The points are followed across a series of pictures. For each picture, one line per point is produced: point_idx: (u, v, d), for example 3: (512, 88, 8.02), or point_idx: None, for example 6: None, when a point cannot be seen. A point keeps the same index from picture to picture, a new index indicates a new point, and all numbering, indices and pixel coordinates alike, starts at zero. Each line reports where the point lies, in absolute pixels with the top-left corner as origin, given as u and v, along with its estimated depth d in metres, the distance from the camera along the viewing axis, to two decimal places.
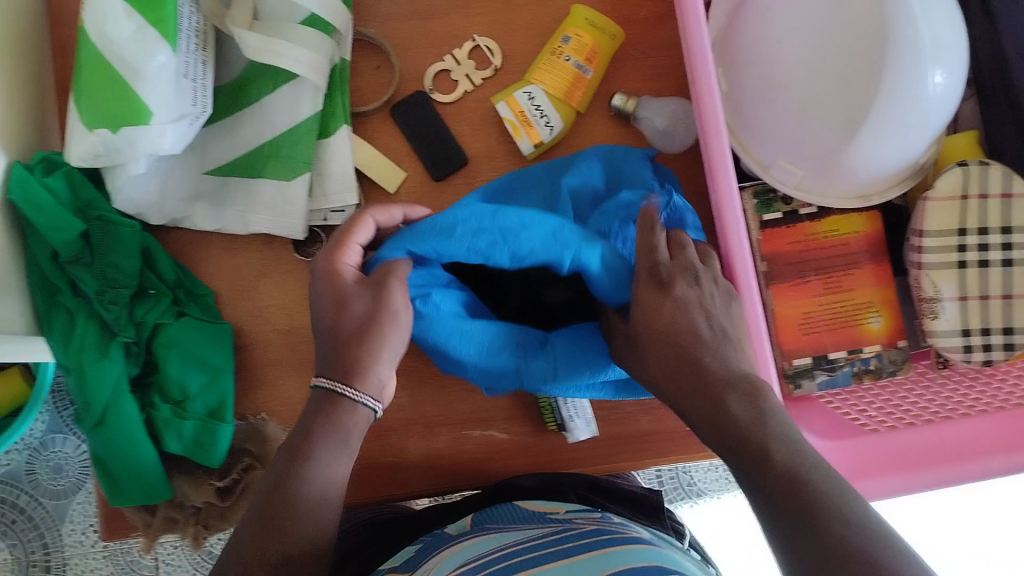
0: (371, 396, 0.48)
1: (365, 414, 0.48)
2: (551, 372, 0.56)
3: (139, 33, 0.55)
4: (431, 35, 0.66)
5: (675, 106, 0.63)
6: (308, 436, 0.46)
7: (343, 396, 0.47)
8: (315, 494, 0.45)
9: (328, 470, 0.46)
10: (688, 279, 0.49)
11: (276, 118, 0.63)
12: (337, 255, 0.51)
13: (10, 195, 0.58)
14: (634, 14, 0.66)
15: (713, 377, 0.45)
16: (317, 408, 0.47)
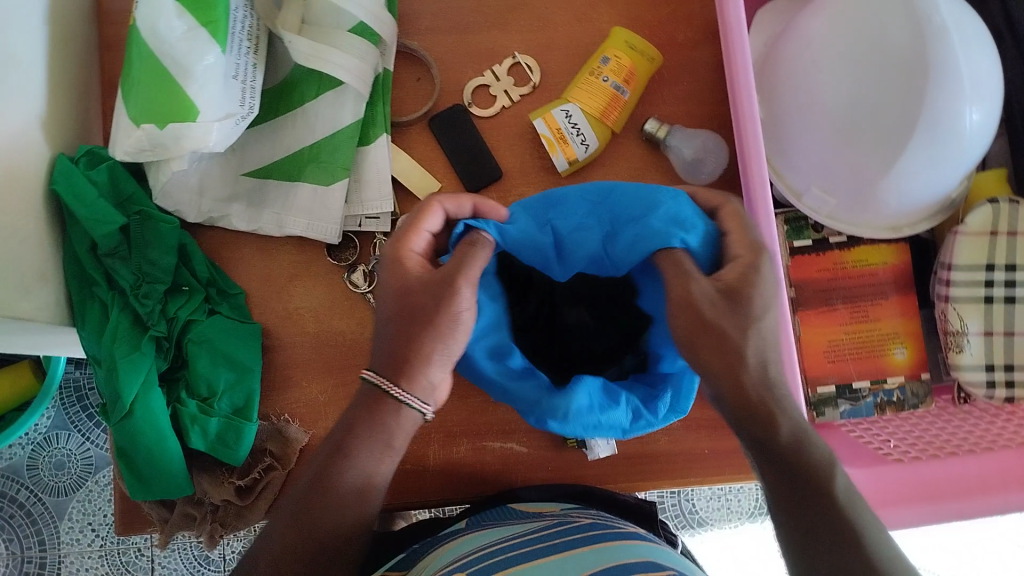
0: (419, 397, 0.49)
1: (410, 415, 0.49)
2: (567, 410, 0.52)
3: (189, 33, 0.57)
4: (472, 50, 0.68)
5: (706, 139, 0.65)
6: (349, 433, 0.48)
7: (388, 394, 0.48)
8: (353, 488, 0.47)
9: (372, 466, 0.48)
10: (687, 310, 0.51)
11: (317, 124, 0.64)
12: (405, 243, 0.50)
13: (54, 185, 0.58)
14: (672, 40, 0.67)
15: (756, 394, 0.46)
16: (365, 405, 0.48)
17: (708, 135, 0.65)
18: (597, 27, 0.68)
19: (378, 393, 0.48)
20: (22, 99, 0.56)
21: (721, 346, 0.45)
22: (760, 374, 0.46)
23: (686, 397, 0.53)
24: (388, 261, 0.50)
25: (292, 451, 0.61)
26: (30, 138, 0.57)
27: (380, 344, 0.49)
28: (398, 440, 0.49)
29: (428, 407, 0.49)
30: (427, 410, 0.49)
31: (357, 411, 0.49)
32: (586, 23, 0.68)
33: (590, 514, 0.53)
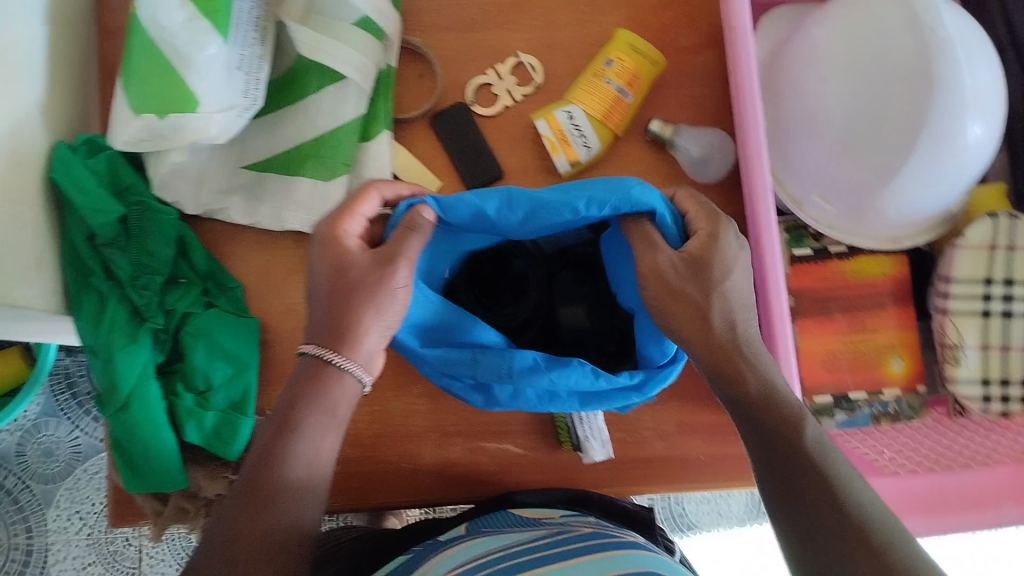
0: (360, 365, 0.49)
1: (352, 384, 0.49)
2: (506, 371, 0.53)
3: (191, 23, 0.56)
4: (475, 48, 0.67)
5: (713, 137, 0.65)
6: (295, 405, 0.48)
7: (331, 362, 0.48)
8: (302, 467, 0.46)
9: (315, 440, 0.47)
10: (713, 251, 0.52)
11: (318, 119, 0.64)
12: (341, 222, 0.50)
13: (52, 173, 0.58)
14: (676, 43, 0.67)
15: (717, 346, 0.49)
16: (304, 376, 0.48)
17: (714, 133, 0.65)
18: (601, 29, 0.67)
19: (316, 361, 0.48)
20: (20, 86, 0.56)
21: (688, 308, 0.48)
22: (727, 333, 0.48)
23: (653, 382, 0.53)
24: (323, 239, 0.50)
25: None
26: (27, 126, 0.56)
27: (317, 318, 0.50)
28: (343, 414, 0.49)
29: (367, 376, 0.50)
30: (361, 378, 0.49)
31: (297, 382, 0.49)
32: (591, 24, 0.68)
33: (592, 524, 0.53)
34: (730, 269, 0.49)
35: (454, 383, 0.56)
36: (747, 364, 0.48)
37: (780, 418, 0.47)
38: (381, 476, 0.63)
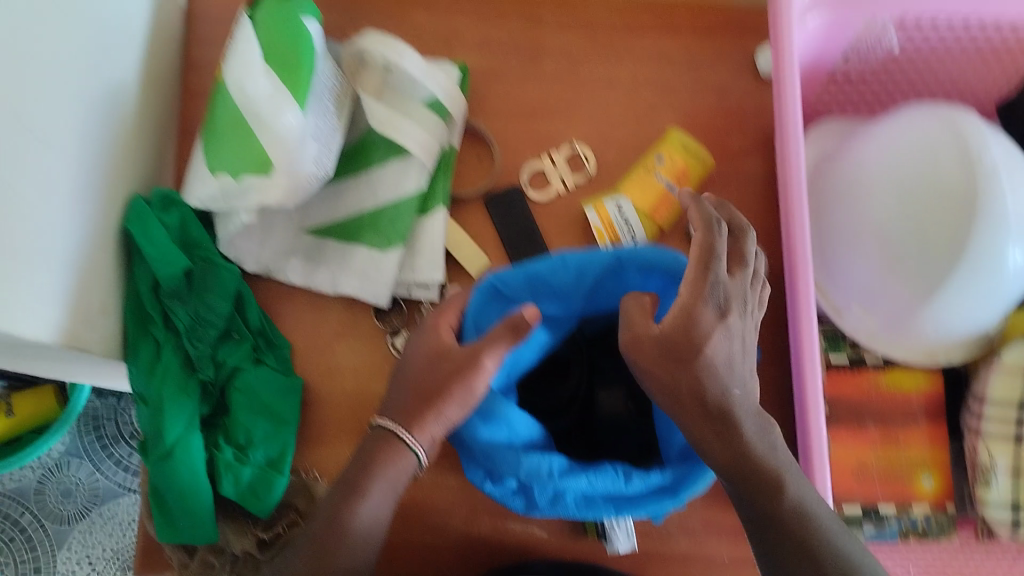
0: (423, 445, 0.54)
1: (411, 462, 0.54)
2: (549, 472, 0.52)
3: (274, 94, 0.60)
4: (533, 137, 0.71)
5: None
6: (364, 473, 0.53)
7: (399, 438, 0.53)
8: (362, 531, 0.52)
9: (376, 507, 0.53)
10: (742, 305, 0.50)
11: (379, 190, 0.67)
12: (441, 314, 0.57)
13: (126, 224, 0.61)
14: (725, 146, 0.70)
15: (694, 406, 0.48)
16: (374, 445, 0.54)
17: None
18: (655, 127, 0.71)
19: (389, 435, 0.54)
20: (109, 139, 0.59)
21: (665, 373, 0.48)
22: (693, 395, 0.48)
23: (678, 484, 0.53)
24: (427, 329, 0.56)
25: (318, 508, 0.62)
26: (110, 177, 0.59)
27: (396, 396, 0.56)
28: (403, 485, 0.54)
29: (425, 457, 0.54)
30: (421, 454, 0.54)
31: (368, 449, 0.54)
32: (645, 122, 0.71)
33: None
34: (704, 343, 0.48)
35: (497, 488, 0.55)
36: (729, 425, 0.49)
37: (764, 485, 0.49)
38: (404, 550, 0.63)
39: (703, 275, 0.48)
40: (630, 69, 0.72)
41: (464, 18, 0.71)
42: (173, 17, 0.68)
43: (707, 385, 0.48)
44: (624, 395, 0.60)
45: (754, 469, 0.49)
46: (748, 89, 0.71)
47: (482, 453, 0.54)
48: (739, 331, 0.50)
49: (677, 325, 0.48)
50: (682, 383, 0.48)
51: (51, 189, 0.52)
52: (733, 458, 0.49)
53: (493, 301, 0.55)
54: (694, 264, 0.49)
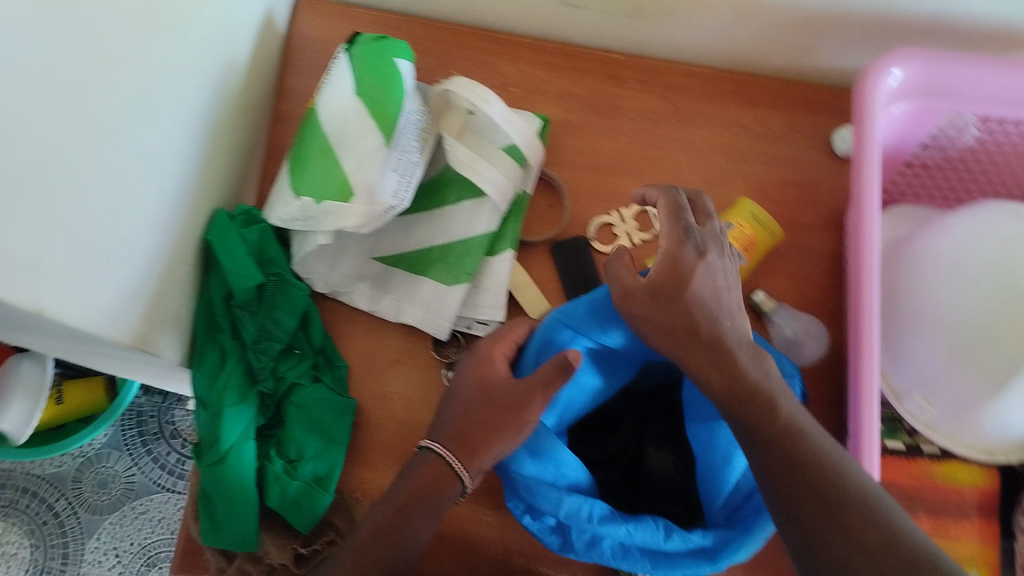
0: (470, 475, 0.54)
1: (457, 490, 0.54)
2: (589, 514, 0.53)
3: (362, 124, 0.61)
4: (604, 190, 0.72)
5: (808, 326, 0.67)
6: (413, 493, 0.53)
7: (450, 465, 0.54)
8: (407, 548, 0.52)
9: (419, 528, 0.53)
10: (719, 248, 0.55)
11: (451, 227, 0.69)
12: (498, 343, 0.58)
13: (208, 234, 0.63)
14: (794, 220, 0.72)
15: (687, 335, 0.52)
16: (423, 469, 0.54)
17: (812, 322, 0.68)
18: (725, 193, 0.72)
19: (437, 459, 0.55)
20: (204, 154, 0.61)
21: (659, 310, 0.53)
22: (681, 321, 0.52)
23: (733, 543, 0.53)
24: (480, 356, 0.58)
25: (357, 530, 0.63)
26: (201, 190, 0.62)
27: (447, 423, 0.56)
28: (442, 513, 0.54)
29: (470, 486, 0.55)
30: (467, 482, 0.54)
31: (416, 473, 0.54)
32: (717, 187, 0.72)
33: None
34: (689, 279, 0.52)
35: (535, 524, 0.55)
36: (720, 353, 0.51)
37: (758, 406, 0.49)
38: None
39: (683, 217, 0.55)
40: (706, 133, 0.73)
41: (548, 69, 0.73)
42: (274, 44, 0.71)
43: (700, 318, 0.52)
44: (674, 456, 0.61)
45: (748, 392, 0.50)
46: (822, 166, 0.72)
47: (525, 489, 0.54)
48: (722, 270, 0.54)
49: (664, 270, 0.53)
50: (676, 316, 0.52)
51: (151, 198, 0.54)
52: (729, 382, 0.50)
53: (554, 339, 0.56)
54: (677, 210, 0.55)
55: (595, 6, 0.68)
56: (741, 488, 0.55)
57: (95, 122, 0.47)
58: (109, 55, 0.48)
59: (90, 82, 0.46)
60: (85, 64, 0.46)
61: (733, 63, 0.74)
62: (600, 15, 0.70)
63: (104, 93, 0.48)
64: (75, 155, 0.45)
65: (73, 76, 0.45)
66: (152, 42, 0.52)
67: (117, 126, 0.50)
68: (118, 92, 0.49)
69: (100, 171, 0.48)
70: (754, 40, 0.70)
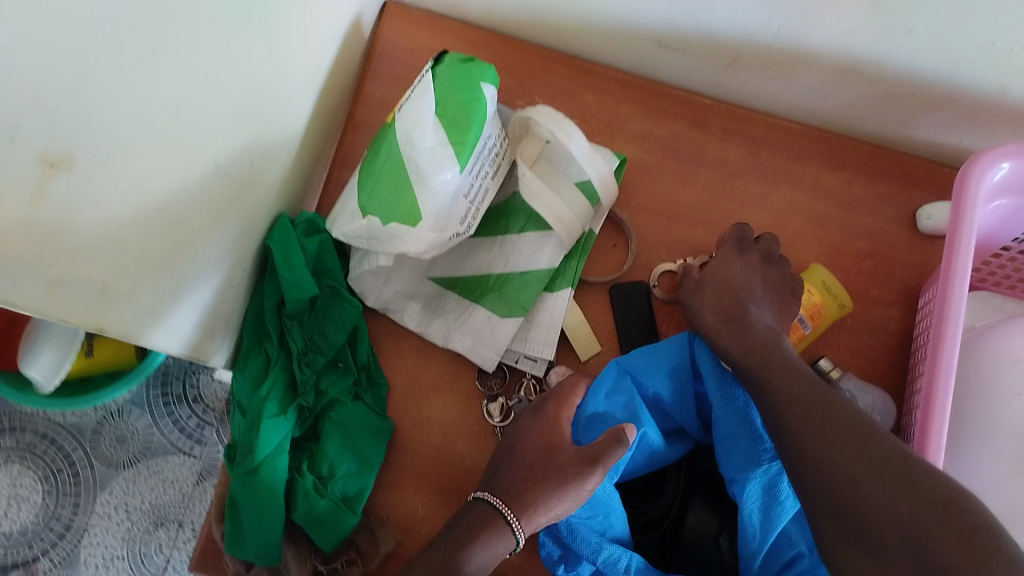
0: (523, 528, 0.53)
1: (508, 541, 0.52)
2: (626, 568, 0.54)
3: (439, 147, 0.60)
4: (673, 236, 0.70)
5: (877, 398, 0.64)
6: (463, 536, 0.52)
7: (501, 513, 0.53)
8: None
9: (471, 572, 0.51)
10: (765, 257, 0.63)
11: (512, 256, 0.67)
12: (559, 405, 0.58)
13: (268, 240, 0.61)
14: (864, 292, 0.69)
15: (718, 309, 0.60)
16: (473, 517, 0.53)
17: (879, 394, 0.64)
18: (797, 257, 0.69)
19: (494, 514, 0.53)
20: (279, 160, 0.60)
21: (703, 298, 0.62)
22: (714, 302, 0.61)
23: None
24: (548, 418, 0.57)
25: (377, 553, 0.62)
26: (271, 194, 0.61)
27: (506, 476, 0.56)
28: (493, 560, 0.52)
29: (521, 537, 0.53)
30: (519, 536, 0.53)
31: (470, 524, 0.53)
32: (789, 249, 0.70)
33: None
34: (722, 271, 0.62)
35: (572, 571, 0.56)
36: (742, 319, 0.58)
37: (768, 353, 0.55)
38: None
39: (733, 231, 0.65)
40: (785, 191, 0.70)
41: (630, 105, 0.72)
42: (355, 44, 0.69)
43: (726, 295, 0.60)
44: (717, 523, 0.57)
45: (758, 350, 0.55)
46: (901, 241, 0.70)
47: (568, 530, 0.55)
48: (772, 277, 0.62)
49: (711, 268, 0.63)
50: (704, 295, 0.62)
51: (223, 215, 0.53)
52: (739, 339, 0.57)
53: (601, 395, 0.57)
54: (734, 228, 0.65)
55: (693, 50, 0.66)
56: (782, 553, 0.55)
57: (194, 143, 0.46)
58: (218, 73, 0.46)
59: (194, 103, 0.44)
60: (197, 87, 0.44)
61: (824, 122, 0.71)
62: (695, 59, 0.67)
63: (206, 113, 0.46)
64: (169, 177, 0.44)
65: (181, 99, 0.43)
66: (253, 54, 0.50)
67: (212, 145, 0.48)
68: (221, 110, 0.48)
69: (190, 192, 0.47)
70: (851, 105, 0.67)
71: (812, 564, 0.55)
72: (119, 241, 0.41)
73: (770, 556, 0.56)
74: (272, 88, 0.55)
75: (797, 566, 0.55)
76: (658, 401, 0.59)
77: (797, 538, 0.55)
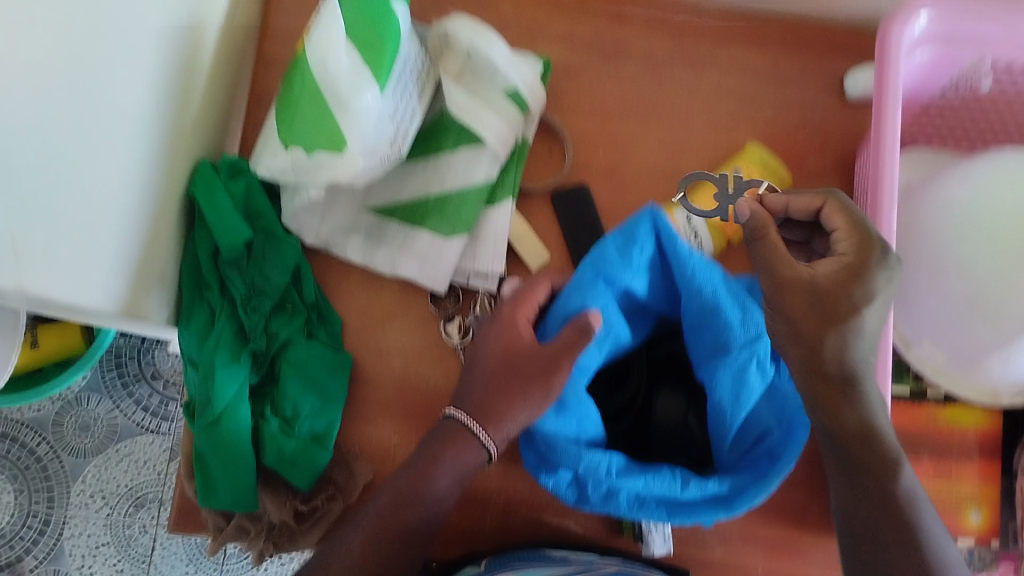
0: (494, 441, 0.55)
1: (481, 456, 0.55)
2: (607, 467, 0.53)
3: (355, 71, 0.57)
4: (607, 133, 0.69)
5: None
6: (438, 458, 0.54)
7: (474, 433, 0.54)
8: (433, 499, 0.54)
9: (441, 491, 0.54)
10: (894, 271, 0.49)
11: (448, 175, 0.65)
12: (519, 308, 0.57)
13: (192, 188, 0.60)
14: (801, 165, 0.69)
15: (834, 367, 0.49)
16: (445, 437, 0.55)
17: None
18: (730, 139, 0.69)
19: (461, 429, 0.55)
20: (189, 101, 0.58)
21: (812, 325, 0.48)
22: (836, 353, 0.48)
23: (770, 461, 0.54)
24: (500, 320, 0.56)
25: (357, 487, 0.61)
26: (186, 138, 0.59)
27: (471, 388, 0.56)
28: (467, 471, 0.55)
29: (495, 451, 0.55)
30: (490, 448, 0.55)
31: (438, 439, 0.55)
32: (723, 132, 0.69)
33: (616, 565, 0.59)
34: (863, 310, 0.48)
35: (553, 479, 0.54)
36: (851, 399, 0.50)
37: (874, 452, 0.50)
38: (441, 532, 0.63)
39: (853, 221, 0.51)
40: (713, 76, 0.70)
41: (548, 7, 0.70)
42: None
43: (847, 348, 0.48)
44: (683, 403, 0.59)
45: (868, 435, 0.50)
46: (832, 110, 0.70)
47: (547, 445, 0.55)
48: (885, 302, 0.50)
49: (838, 281, 0.49)
50: (824, 338, 0.48)
51: (134, 161, 0.51)
52: (858, 417, 0.50)
53: (573, 303, 0.54)
54: (839, 210, 0.52)
55: None
56: (751, 431, 0.55)
57: (76, 84, 0.44)
58: (93, 9, 0.45)
59: (70, 42, 0.43)
60: (66, 17, 0.42)
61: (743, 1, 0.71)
62: None
63: (90, 46, 0.45)
64: (53, 117, 0.42)
65: (52, 36, 0.41)
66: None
67: (98, 84, 0.46)
68: (104, 46, 0.46)
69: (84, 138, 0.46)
70: None
71: (781, 435, 0.55)
72: (5, 182, 0.39)
73: (742, 432, 0.56)
74: (167, 21, 0.53)
75: (767, 441, 0.55)
76: (626, 294, 0.57)
77: (764, 416, 0.56)
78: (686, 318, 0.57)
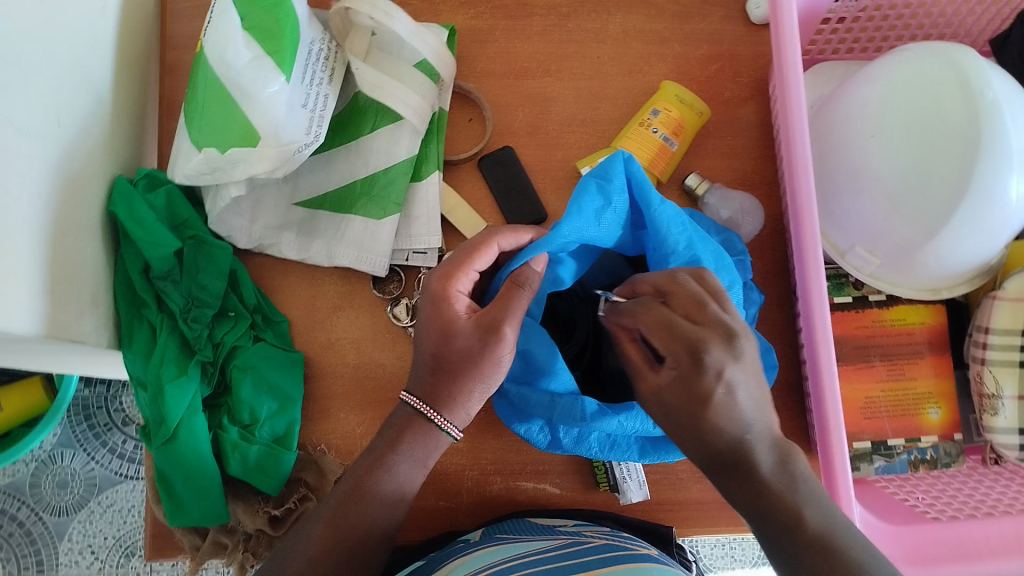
0: (451, 422, 0.53)
1: (445, 439, 0.54)
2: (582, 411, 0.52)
3: (255, 61, 0.57)
4: (523, 93, 0.69)
5: (742, 200, 0.66)
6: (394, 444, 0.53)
7: (426, 416, 0.53)
8: (391, 492, 0.52)
9: (404, 477, 0.53)
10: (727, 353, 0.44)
11: (372, 158, 0.65)
12: (453, 281, 0.54)
13: (111, 206, 0.59)
14: (718, 95, 0.69)
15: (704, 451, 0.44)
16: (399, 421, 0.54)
17: (745, 196, 0.66)
18: (646, 79, 0.70)
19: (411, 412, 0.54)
20: (93, 120, 0.58)
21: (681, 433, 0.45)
22: (700, 455, 0.45)
23: None
24: (435, 296, 0.54)
25: (328, 483, 0.61)
26: (97, 158, 0.58)
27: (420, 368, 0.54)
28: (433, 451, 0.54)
29: (456, 431, 0.54)
30: (450, 430, 0.54)
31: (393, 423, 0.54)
32: (637, 74, 0.70)
33: (605, 535, 0.55)
34: (708, 407, 0.43)
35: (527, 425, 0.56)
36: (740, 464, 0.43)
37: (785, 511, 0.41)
38: (423, 515, 0.63)
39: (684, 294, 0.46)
40: (619, 21, 0.70)
41: None
42: None
43: (716, 435, 0.44)
44: None
45: (771, 499, 0.41)
46: (740, 36, 0.70)
47: (518, 398, 0.55)
48: (745, 387, 0.44)
49: (677, 394, 0.44)
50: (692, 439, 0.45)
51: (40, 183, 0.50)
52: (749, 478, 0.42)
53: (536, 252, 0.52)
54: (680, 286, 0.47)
55: None
56: None
57: None
58: None
59: None
60: None
61: None
62: None
63: None
64: None
65: None
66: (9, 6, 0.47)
67: None
68: None
69: None
70: None
71: None
72: None
73: None
74: (54, 40, 0.53)
75: None
76: (586, 247, 0.55)
77: None
78: (653, 261, 0.55)
